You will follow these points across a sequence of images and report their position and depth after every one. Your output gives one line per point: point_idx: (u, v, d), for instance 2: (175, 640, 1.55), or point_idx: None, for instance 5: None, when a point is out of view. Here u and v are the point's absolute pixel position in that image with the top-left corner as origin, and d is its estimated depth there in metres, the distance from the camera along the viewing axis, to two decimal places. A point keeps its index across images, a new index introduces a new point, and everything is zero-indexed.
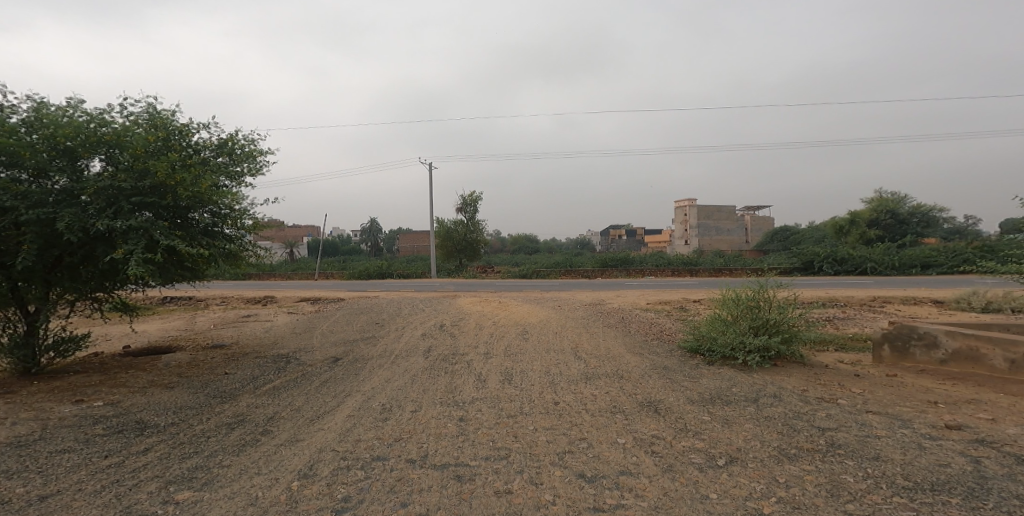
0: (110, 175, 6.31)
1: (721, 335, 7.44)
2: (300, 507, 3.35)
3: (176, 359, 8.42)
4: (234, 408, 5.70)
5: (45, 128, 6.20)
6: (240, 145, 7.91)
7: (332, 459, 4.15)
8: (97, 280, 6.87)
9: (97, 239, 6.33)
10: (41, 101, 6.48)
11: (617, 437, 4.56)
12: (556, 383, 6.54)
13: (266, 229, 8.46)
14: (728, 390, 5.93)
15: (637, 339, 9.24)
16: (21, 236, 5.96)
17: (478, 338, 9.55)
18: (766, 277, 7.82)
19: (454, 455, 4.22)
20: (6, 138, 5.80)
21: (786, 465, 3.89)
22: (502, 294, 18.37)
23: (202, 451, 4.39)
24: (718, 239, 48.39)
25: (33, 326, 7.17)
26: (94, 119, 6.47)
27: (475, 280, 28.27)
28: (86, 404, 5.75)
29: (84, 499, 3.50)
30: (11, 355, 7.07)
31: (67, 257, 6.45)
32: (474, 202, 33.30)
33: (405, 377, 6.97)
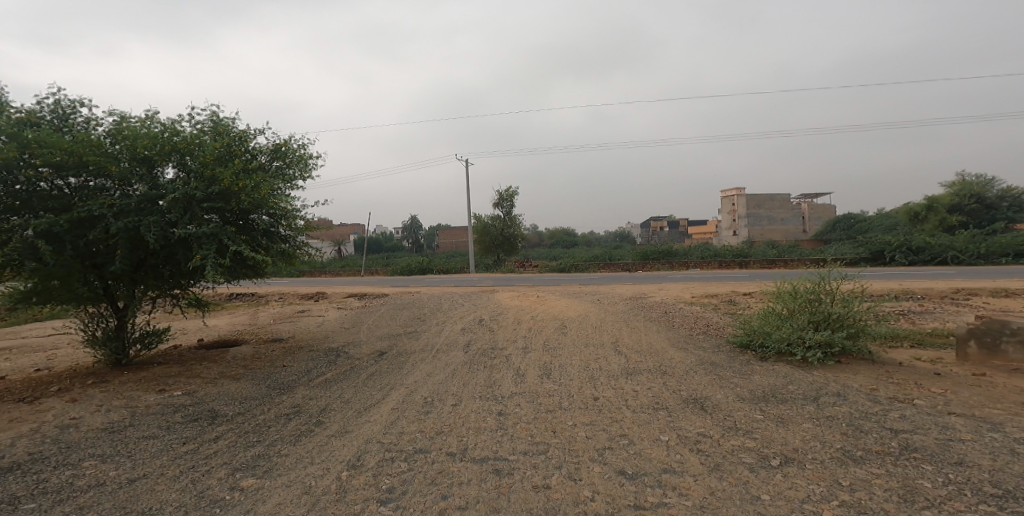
0: (183, 181, 6.79)
1: (776, 331, 7.11)
2: (349, 497, 3.49)
3: (241, 352, 8.97)
4: (291, 399, 6.00)
5: (127, 139, 6.72)
6: (293, 149, 8.26)
7: (378, 451, 4.30)
8: (175, 278, 7.39)
9: (175, 243, 6.81)
10: (123, 114, 7.04)
11: (661, 434, 4.46)
12: (596, 378, 6.45)
13: (317, 229, 8.78)
14: (783, 388, 5.66)
15: (682, 334, 8.95)
16: (113, 241, 6.50)
17: (517, 333, 9.57)
18: (830, 267, 7.35)
19: (493, 449, 4.27)
20: (94, 150, 6.32)
21: (850, 468, 3.68)
22: (540, 288, 18.31)
23: (263, 440, 4.66)
24: (771, 230, 45.74)
25: (122, 320, 7.81)
26: (167, 129, 6.96)
27: (515, 275, 28.29)
28: (167, 394, 6.25)
29: (165, 483, 3.79)
30: (104, 347, 7.78)
31: (150, 258, 6.98)
32: (512, 197, 33.40)
33: (445, 372, 7.11)
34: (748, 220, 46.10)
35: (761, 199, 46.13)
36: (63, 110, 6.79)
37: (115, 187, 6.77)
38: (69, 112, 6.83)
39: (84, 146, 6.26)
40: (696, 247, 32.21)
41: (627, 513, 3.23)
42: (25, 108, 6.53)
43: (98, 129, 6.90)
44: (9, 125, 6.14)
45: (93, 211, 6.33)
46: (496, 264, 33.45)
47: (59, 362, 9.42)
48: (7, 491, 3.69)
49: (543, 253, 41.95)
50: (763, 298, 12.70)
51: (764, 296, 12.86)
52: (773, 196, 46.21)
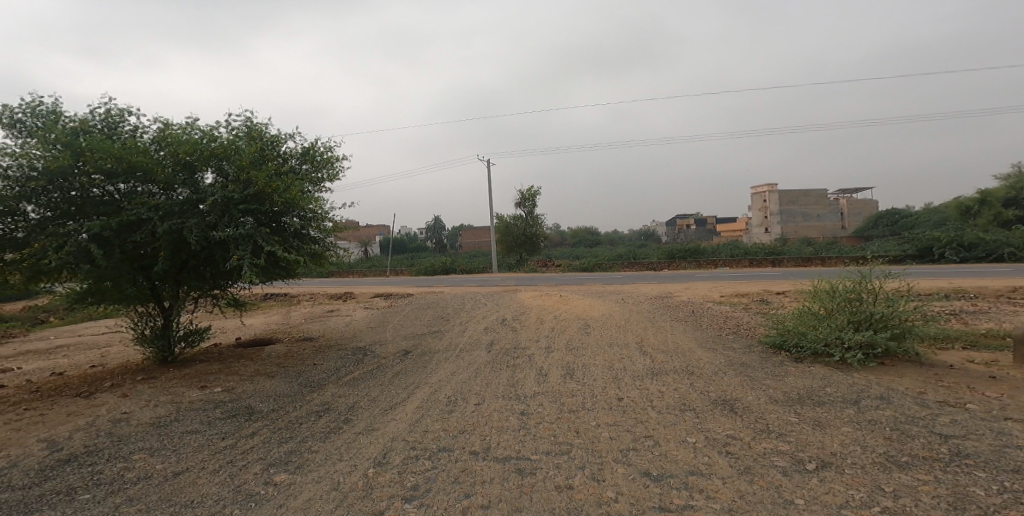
0: (221, 186, 7.06)
1: (813, 331, 6.87)
2: (375, 494, 3.54)
3: (275, 351, 9.25)
4: (321, 397, 6.15)
5: (170, 145, 7.03)
6: (320, 152, 8.46)
7: (403, 449, 4.36)
8: (216, 279, 7.68)
9: (215, 245, 7.08)
10: (167, 121, 7.36)
11: (688, 436, 4.37)
12: (621, 379, 6.36)
13: (344, 230, 8.96)
14: (821, 390, 5.46)
15: (710, 334, 8.74)
16: (159, 243, 6.80)
17: (539, 333, 9.53)
18: (873, 265, 7.04)
19: (517, 449, 4.27)
20: (141, 156, 6.63)
21: (893, 473, 3.52)
22: (563, 288, 18.20)
23: (295, 437, 4.80)
24: (806, 227, 44.29)
25: (168, 319, 8.16)
26: (206, 135, 7.24)
27: (540, 274, 28.16)
28: (208, 390, 6.49)
29: (206, 477, 3.94)
30: (152, 345, 8.16)
31: (192, 259, 7.27)
32: (534, 196, 33.42)
33: (468, 371, 7.15)
34: (782, 217, 44.63)
35: (795, 195, 44.57)
36: (112, 119, 7.14)
37: (160, 192, 7.08)
38: (118, 120, 7.19)
39: (132, 152, 6.57)
40: (725, 245, 31.40)
41: (652, 515, 3.18)
42: (79, 117, 6.90)
43: (144, 137, 7.23)
44: (65, 134, 6.50)
45: (140, 214, 6.63)
46: (519, 264, 33.36)
47: (109, 359, 9.92)
48: (61, 482, 3.90)
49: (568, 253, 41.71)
50: (797, 297, 12.29)
51: (798, 295, 12.44)
52: (809, 191, 44.67)
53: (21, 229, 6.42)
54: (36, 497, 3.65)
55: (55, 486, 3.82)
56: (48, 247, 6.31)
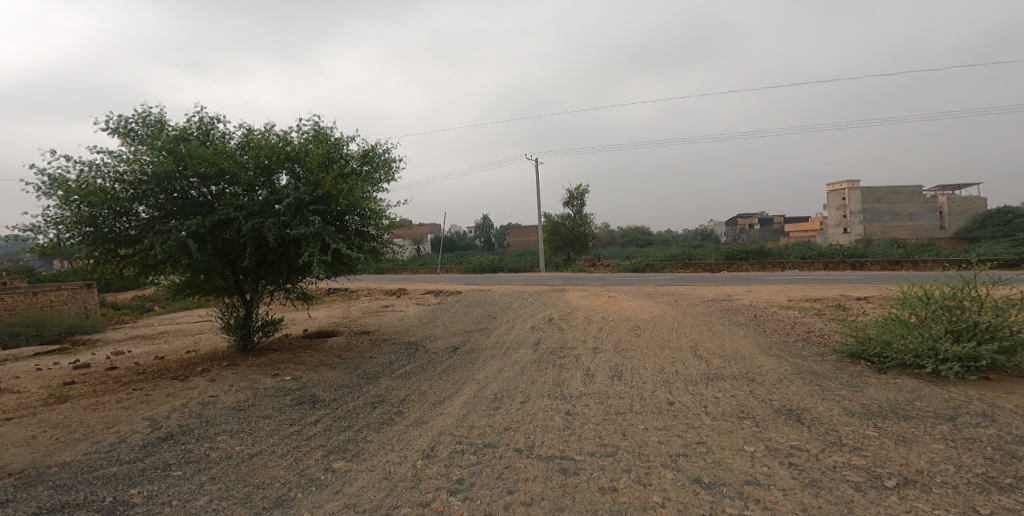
0: (294, 187, 7.53)
1: (900, 340, 6.30)
2: (423, 485, 3.65)
3: (337, 343, 9.77)
4: (376, 389, 6.41)
5: (252, 149, 7.59)
6: (379, 154, 8.81)
7: (450, 443, 4.45)
8: (290, 274, 8.20)
9: (289, 242, 7.56)
10: (250, 128, 7.95)
11: (745, 445, 4.14)
12: (671, 383, 6.13)
13: (400, 228, 9.26)
14: (907, 404, 4.98)
15: (771, 340, 8.21)
16: (243, 240, 7.36)
17: (587, 333, 9.39)
18: (977, 269, 6.31)
19: (561, 448, 4.25)
20: (229, 161, 7.21)
21: (992, 495, 3.15)
22: (614, 288, 17.79)
23: (353, 426, 5.03)
24: (893, 228, 40.57)
25: (249, 311, 8.82)
26: (282, 139, 7.75)
27: (592, 273, 27.70)
28: (280, 378, 6.96)
29: (275, 461, 4.23)
30: (235, 333, 8.86)
31: (270, 256, 7.80)
32: (581, 194, 32.90)
33: (515, 369, 7.18)
34: (866, 215, 41.10)
35: (882, 192, 40.88)
36: (205, 126, 7.81)
37: (243, 193, 7.65)
38: (210, 127, 7.86)
39: (221, 156, 7.16)
40: (795, 246, 29.36)
41: None
42: (179, 126, 7.61)
43: (231, 142, 7.86)
44: (168, 141, 7.19)
45: (228, 214, 7.20)
46: (566, 263, 32.98)
47: (199, 346, 10.89)
48: (156, 459, 4.33)
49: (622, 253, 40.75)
50: (880, 303, 11.24)
51: (881, 301, 11.41)
52: (899, 188, 40.83)
53: (134, 227, 7.22)
54: (135, 471, 4.07)
55: (154, 461, 4.26)
56: (155, 244, 7.04)
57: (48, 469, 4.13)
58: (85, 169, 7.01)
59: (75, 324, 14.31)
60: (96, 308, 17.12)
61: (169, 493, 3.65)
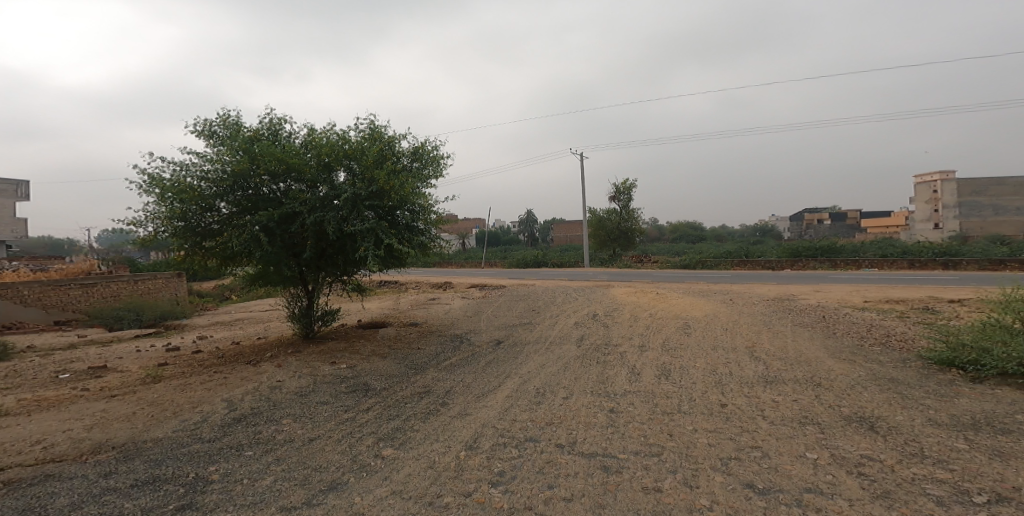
0: (351, 183, 7.80)
1: (1000, 347, 5.71)
2: (465, 476, 3.71)
3: (387, 333, 10.09)
4: (423, 379, 6.57)
5: (315, 148, 7.94)
6: (428, 150, 8.97)
7: (492, 435, 4.50)
8: (346, 266, 8.52)
9: (346, 236, 7.85)
10: (312, 127, 8.31)
11: (806, 452, 3.93)
12: (724, 384, 5.91)
13: (448, 223, 9.39)
14: (1002, 417, 4.55)
15: (831, 345, 7.61)
16: (306, 233, 7.73)
17: (633, 330, 9.20)
18: None
19: (604, 446, 4.20)
20: (295, 158, 7.58)
21: None
22: (664, 285, 17.35)
23: (401, 415, 5.19)
24: (985, 224, 36.86)
25: (311, 301, 9.24)
26: (341, 137, 8.05)
27: (641, 269, 27.14)
28: (337, 366, 7.28)
29: (332, 445, 4.43)
30: (298, 322, 9.32)
31: (329, 249, 8.14)
32: (631, 188, 32.24)
33: (558, 364, 7.14)
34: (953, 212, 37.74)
35: (976, 185, 37.20)
36: (274, 126, 8.25)
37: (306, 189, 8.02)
38: (278, 127, 8.29)
39: (287, 154, 7.53)
40: (865, 243, 27.43)
41: None
42: (252, 127, 8.09)
43: (296, 141, 8.25)
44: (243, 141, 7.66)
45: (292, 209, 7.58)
46: (612, 257, 32.58)
47: (269, 333, 11.57)
48: (229, 439, 4.64)
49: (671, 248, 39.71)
50: (975, 306, 10.24)
51: (977, 305, 10.41)
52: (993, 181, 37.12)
53: (216, 221, 7.77)
54: (213, 450, 4.38)
55: (229, 441, 4.57)
56: (232, 237, 7.55)
57: (142, 444, 4.53)
58: (176, 168, 7.56)
59: (167, 310, 15.50)
60: (185, 295, 18.46)
61: (241, 472, 3.91)
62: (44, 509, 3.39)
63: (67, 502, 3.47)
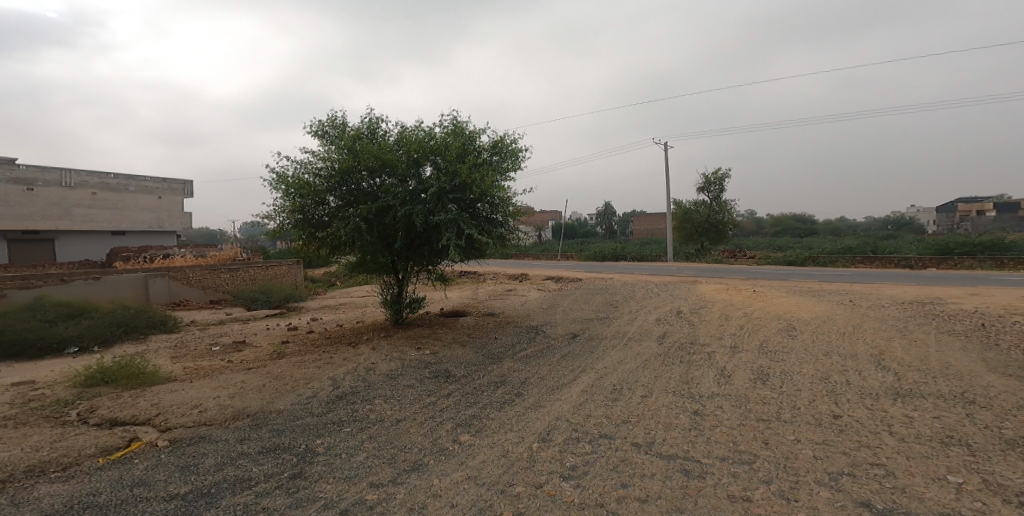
0: (435, 177, 8.10)
1: None
2: (537, 467, 3.75)
3: (467, 322, 10.39)
4: (499, 369, 6.70)
5: (405, 144, 8.34)
6: (507, 143, 9.05)
7: (566, 429, 4.49)
8: (431, 257, 8.88)
9: (432, 228, 8.19)
10: (404, 124, 8.74)
11: (948, 474, 3.47)
12: (839, 394, 5.37)
13: (526, 216, 9.41)
14: None
15: (991, 358, 6.61)
16: (398, 225, 8.17)
17: (723, 329, 8.65)
18: None
19: (685, 449, 4.02)
20: (388, 154, 8.03)
21: None
22: (758, 282, 16.09)
23: (478, 403, 5.33)
24: None
25: (400, 289, 9.75)
26: (427, 134, 8.38)
27: (733, 265, 25.42)
28: (422, 352, 7.64)
29: (415, 428, 4.66)
30: (390, 309, 9.88)
31: (417, 240, 8.53)
32: (722, 179, 30.29)
33: (636, 362, 6.91)
34: None
35: None
36: (371, 125, 8.80)
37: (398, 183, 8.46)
38: (375, 126, 8.83)
39: (381, 150, 8.00)
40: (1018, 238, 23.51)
41: None
42: (353, 126, 8.69)
43: (389, 138, 8.72)
44: (347, 140, 8.26)
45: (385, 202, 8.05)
46: (698, 251, 30.86)
47: (368, 317, 12.44)
48: (333, 415, 5.07)
49: (766, 243, 36.78)
50: None
51: None
52: None
53: (325, 214, 8.48)
54: (321, 424, 4.81)
55: (332, 417, 4.99)
56: (337, 228, 8.21)
57: (269, 414, 5.09)
58: (296, 166, 8.32)
59: (290, 293, 17.10)
60: (303, 280, 20.25)
61: (340, 447, 4.26)
62: (196, 467, 3.93)
63: (212, 462, 4.00)
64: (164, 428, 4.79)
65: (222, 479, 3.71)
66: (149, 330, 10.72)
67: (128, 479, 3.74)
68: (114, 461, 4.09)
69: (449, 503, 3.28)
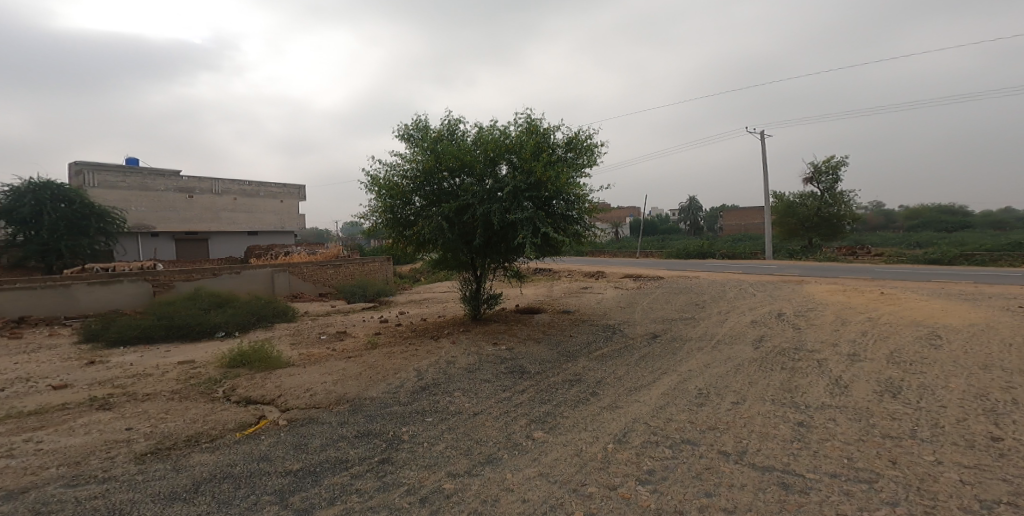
0: (511, 176, 8.17)
1: None
2: (611, 469, 3.67)
3: (542, 319, 10.38)
4: (574, 367, 6.63)
5: (482, 144, 8.48)
6: (582, 139, 8.89)
7: (644, 432, 4.34)
8: (508, 254, 8.99)
9: (508, 226, 8.29)
10: (481, 125, 8.88)
11: None
12: (1001, 413, 4.66)
13: (603, 212, 9.21)
14: None
15: None
16: (476, 224, 8.36)
17: (841, 336, 7.83)
18: None
19: (784, 461, 3.73)
20: (467, 155, 8.22)
21: None
22: (883, 283, 14.40)
23: (552, 400, 5.32)
24: None
25: (478, 286, 9.96)
26: (503, 133, 8.46)
27: (845, 263, 23.03)
28: (498, 347, 7.77)
29: (490, 421, 4.76)
30: (469, 304, 10.14)
31: (494, 238, 8.67)
32: (835, 168, 27.51)
33: (727, 366, 6.50)
34: None
35: None
36: (450, 126, 9.04)
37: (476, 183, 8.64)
38: (454, 127, 9.06)
39: (459, 152, 8.21)
40: None
41: None
42: (434, 128, 8.98)
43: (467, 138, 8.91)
44: (429, 143, 8.57)
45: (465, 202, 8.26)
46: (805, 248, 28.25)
47: (449, 312, 12.86)
48: (416, 405, 5.31)
49: (896, 238, 32.91)
50: None
51: None
52: None
53: (410, 214, 8.89)
54: (406, 413, 5.07)
55: (415, 407, 5.23)
56: (421, 227, 8.57)
57: (362, 401, 5.45)
58: (383, 169, 8.79)
59: (381, 287, 18.14)
60: (393, 276, 21.40)
61: (422, 436, 4.46)
62: (305, 446, 4.32)
63: (317, 443, 4.37)
64: (285, 408, 5.33)
65: (324, 459, 4.03)
66: (275, 318, 11.92)
67: (257, 453, 4.20)
68: (247, 436, 4.60)
69: (521, 499, 3.33)
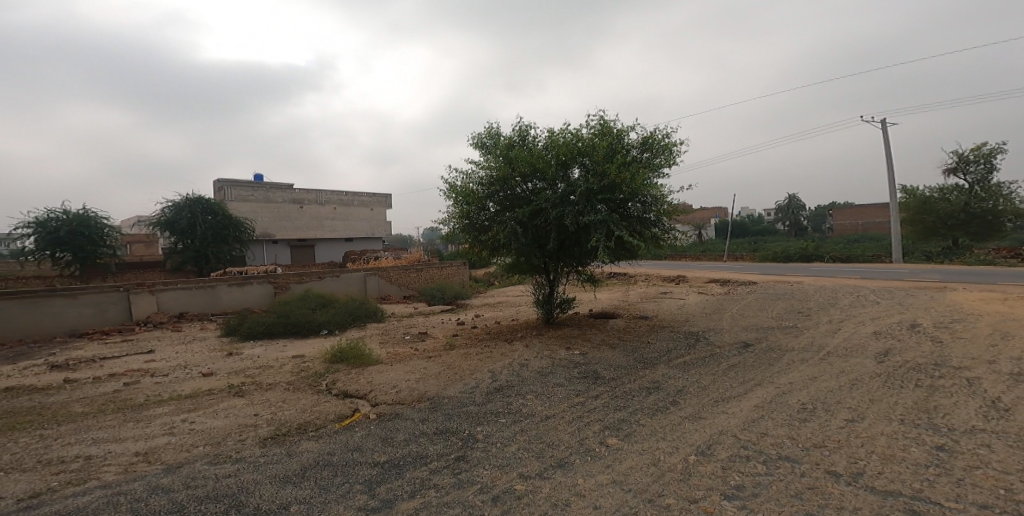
0: (584, 179, 8.11)
1: None
2: (692, 481, 3.51)
3: (617, 324, 10.16)
4: (653, 374, 6.42)
5: (554, 148, 8.49)
6: (659, 139, 8.62)
7: (731, 445, 4.11)
8: (583, 258, 8.91)
9: (583, 229, 8.22)
10: (553, 129, 8.88)
11: None
12: None
13: (683, 214, 8.86)
14: None
15: None
16: (550, 227, 8.38)
17: (996, 352, 6.84)
18: None
19: (906, 487, 3.37)
20: (539, 160, 8.27)
21: None
22: None
23: (627, 407, 5.18)
24: None
25: (551, 289, 9.95)
26: (575, 136, 8.41)
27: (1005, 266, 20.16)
28: (571, 351, 7.71)
29: (563, 425, 4.73)
30: (542, 308, 10.15)
31: (568, 241, 8.63)
32: (987, 156, 24.73)
33: (840, 381, 5.95)
34: None
35: None
36: (523, 132, 9.13)
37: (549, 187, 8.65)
38: (526, 133, 9.14)
39: (531, 157, 8.27)
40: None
41: None
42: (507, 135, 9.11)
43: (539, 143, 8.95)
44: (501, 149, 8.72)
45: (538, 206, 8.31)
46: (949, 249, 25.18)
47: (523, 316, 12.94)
48: (491, 405, 5.41)
49: None
50: None
51: None
52: None
53: (484, 219, 9.08)
54: (480, 413, 5.17)
55: (490, 408, 5.32)
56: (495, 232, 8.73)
57: (443, 400, 5.64)
58: (459, 177, 9.06)
59: (459, 291, 18.61)
60: (469, 280, 21.89)
61: (496, 436, 4.53)
62: (391, 440, 4.53)
63: (402, 437, 4.59)
64: (376, 403, 5.64)
65: (408, 453, 4.22)
66: (367, 318, 12.68)
67: (352, 444, 4.48)
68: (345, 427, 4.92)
69: (593, 505, 3.28)
